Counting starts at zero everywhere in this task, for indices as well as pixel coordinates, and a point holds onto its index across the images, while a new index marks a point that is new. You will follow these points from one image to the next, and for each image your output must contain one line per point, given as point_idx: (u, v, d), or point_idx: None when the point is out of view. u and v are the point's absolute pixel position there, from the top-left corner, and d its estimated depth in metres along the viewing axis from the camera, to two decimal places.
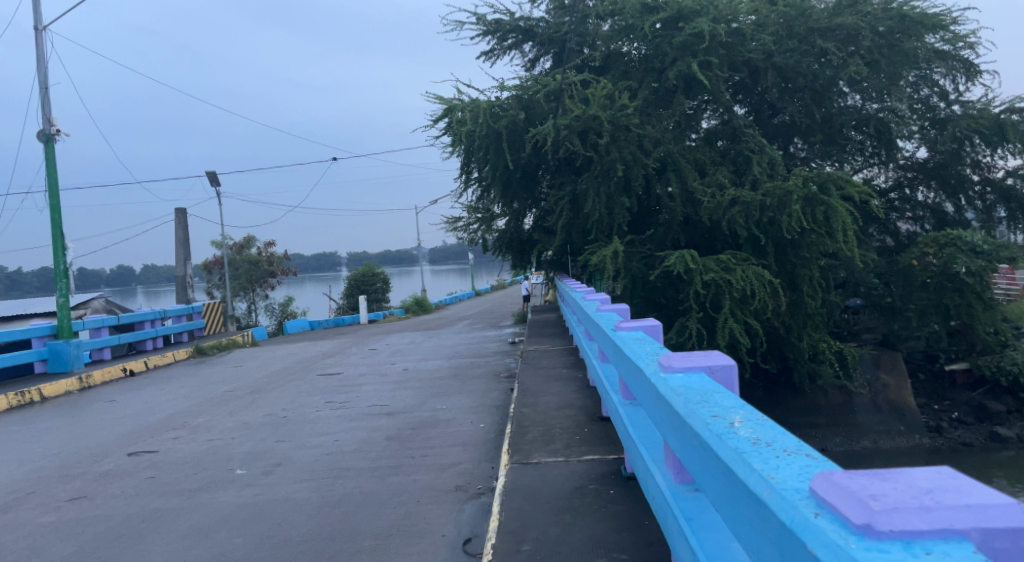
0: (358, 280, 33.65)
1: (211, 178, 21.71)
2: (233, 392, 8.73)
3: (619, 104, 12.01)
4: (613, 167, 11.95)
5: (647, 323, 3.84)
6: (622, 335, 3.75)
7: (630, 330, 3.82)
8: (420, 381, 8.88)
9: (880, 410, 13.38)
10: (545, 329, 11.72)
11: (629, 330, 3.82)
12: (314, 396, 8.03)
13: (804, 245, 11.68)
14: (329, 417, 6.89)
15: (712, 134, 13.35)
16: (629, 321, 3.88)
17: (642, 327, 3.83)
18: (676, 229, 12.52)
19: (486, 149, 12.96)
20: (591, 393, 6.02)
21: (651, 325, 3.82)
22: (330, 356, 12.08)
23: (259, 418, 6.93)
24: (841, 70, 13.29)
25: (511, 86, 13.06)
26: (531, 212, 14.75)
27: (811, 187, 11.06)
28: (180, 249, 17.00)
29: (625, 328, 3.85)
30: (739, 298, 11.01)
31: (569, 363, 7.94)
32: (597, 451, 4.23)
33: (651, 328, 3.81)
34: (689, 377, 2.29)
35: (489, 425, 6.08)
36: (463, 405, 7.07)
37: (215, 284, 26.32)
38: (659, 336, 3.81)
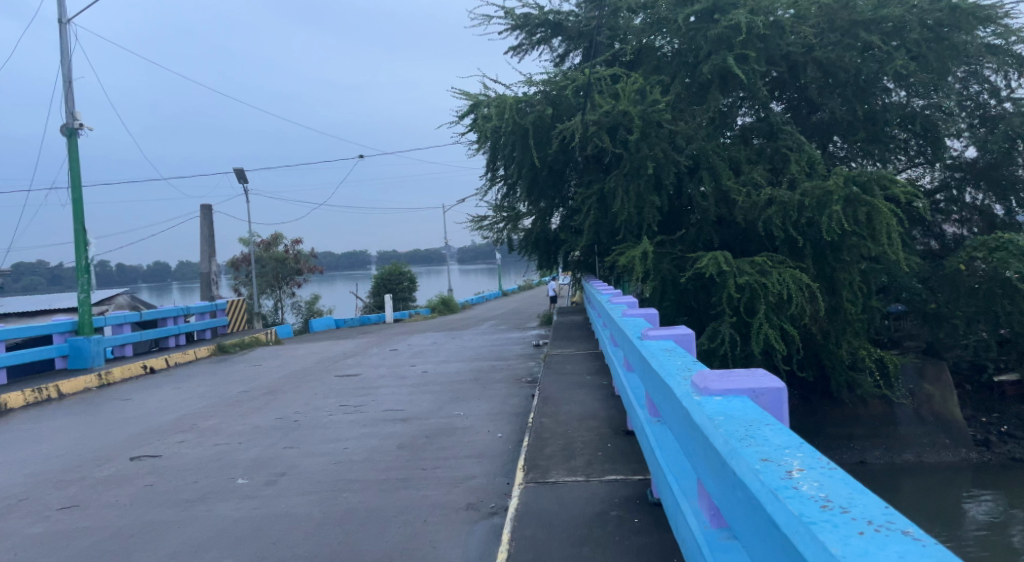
0: (385, 279, 33.58)
1: (239, 175, 21.76)
2: (248, 393, 8.52)
3: (651, 99, 11.61)
4: (644, 164, 11.52)
5: (677, 332, 3.46)
6: (650, 344, 3.37)
7: (658, 339, 3.45)
8: (438, 384, 8.56)
9: (924, 422, 12.74)
10: (570, 331, 11.34)
11: (657, 339, 3.44)
12: (329, 399, 7.76)
13: (844, 248, 11.12)
14: (341, 422, 6.60)
15: (748, 131, 12.77)
16: (657, 329, 3.50)
17: (671, 336, 3.45)
18: (709, 230, 12.00)
19: (512, 146, 12.78)
20: (616, 403, 5.64)
21: (682, 335, 3.44)
22: (350, 357, 11.84)
23: (270, 421, 6.69)
24: (887, 63, 12.64)
25: (538, 81, 12.72)
26: (558, 211, 14.38)
27: (853, 187, 10.63)
28: (205, 246, 17.00)
29: (653, 336, 3.47)
30: (775, 303, 10.51)
31: (595, 368, 7.55)
32: (621, 471, 3.85)
33: (681, 338, 3.44)
34: (730, 403, 1.91)
35: (507, 435, 5.74)
36: (482, 412, 6.74)
37: (242, 281, 26.44)
38: (691, 346, 3.42)
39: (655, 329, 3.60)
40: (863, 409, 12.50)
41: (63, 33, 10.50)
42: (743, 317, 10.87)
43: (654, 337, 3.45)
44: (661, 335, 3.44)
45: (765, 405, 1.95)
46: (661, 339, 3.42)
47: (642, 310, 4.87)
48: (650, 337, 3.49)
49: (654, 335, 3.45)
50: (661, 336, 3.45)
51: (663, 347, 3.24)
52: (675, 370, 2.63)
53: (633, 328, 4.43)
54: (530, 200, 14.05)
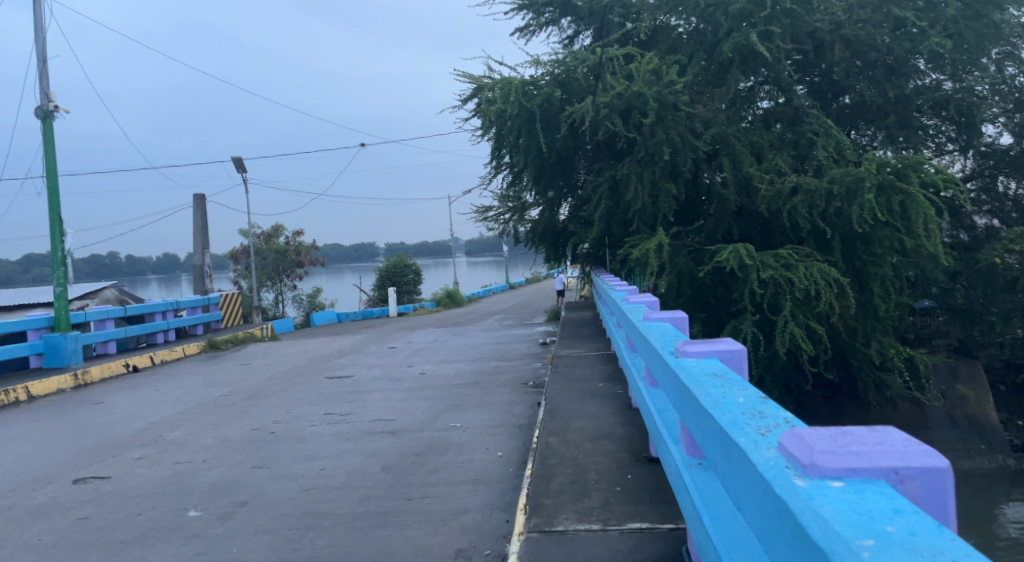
0: (390, 272, 32.83)
1: (238, 163, 21.11)
2: (228, 397, 7.83)
3: (667, 79, 10.78)
4: (660, 149, 10.72)
5: (722, 349, 2.68)
6: (689, 364, 2.61)
7: (699, 358, 2.65)
8: (434, 389, 7.82)
9: (957, 426, 11.88)
10: (579, 329, 10.57)
11: (697, 358, 2.64)
12: (313, 406, 7.05)
13: (876, 239, 10.31)
14: (323, 435, 5.88)
15: (771, 115, 11.85)
16: (694, 344, 2.71)
17: (716, 353, 2.66)
18: (728, 221, 11.16)
19: (518, 130, 12.00)
20: (634, 420, 4.89)
21: (733, 352, 2.67)
22: (345, 355, 11.12)
23: (244, 433, 5.99)
24: (921, 42, 11.68)
25: (545, 62, 11.92)
26: (566, 201, 13.58)
27: (886, 174, 9.82)
28: (198, 237, 16.33)
29: (692, 350, 2.68)
30: (801, 299, 9.73)
31: (609, 374, 6.79)
32: (646, 518, 3.10)
33: (728, 356, 2.66)
34: (862, 495, 1.11)
35: (509, 454, 4.99)
36: (481, 424, 6.01)
37: (242, 274, 25.80)
38: (744, 367, 2.66)
39: (690, 343, 2.81)
40: (892, 412, 11.68)
41: (36, 7, 9.80)
42: (766, 314, 10.11)
43: (693, 354, 2.66)
44: (701, 351, 2.66)
45: (914, 495, 1.15)
46: (704, 358, 2.63)
47: (666, 314, 4.13)
48: (686, 352, 2.70)
49: (692, 350, 2.66)
50: (702, 352, 2.67)
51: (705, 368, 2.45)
52: (735, 407, 1.83)
53: (659, 337, 3.67)
54: (536, 189, 13.25)
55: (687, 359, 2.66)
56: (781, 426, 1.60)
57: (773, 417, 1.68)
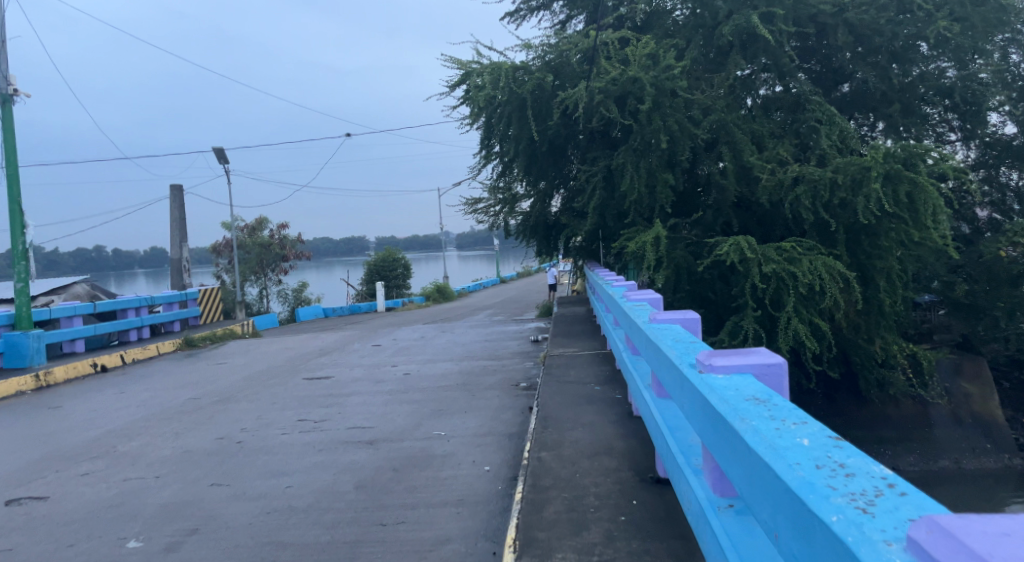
0: (378, 266, 32.21)
1: (219, 154, 20.47)
2: (196, 401, 7.30)
3: (665, 64, 10.30)
4: (657, 137, 10.21)
5: (756, 363, 2.21)
6: (714, 380, 2.16)
7: (729, 373, 2.17)
8: (418, 391, 7.32)
9: (962, 424, 11.48)
10: (572, 326, 10.08)
11: (725, 374, 2.17)
12: (287, 412, 6.54)
13: (882, 232, 9.87)
14: (294, 445, 5.37)
15: (771, 102, 11.35)
16: (722, 356, 2.24)
17: (749, 367, 2.19)
18: (728, 212, 10.69)
19: (507, 117, 11.47)
20: (635, 431, 4.41)
21: (770, 366, 2.20)
22: (326, 354, 10.59)
23: (208, 443, 5.48)
24: (927, 27, 11.22)
25: (536, 46, 11.41)
26: (559, 193, 13.07)
27: (893, 163, 9.34)
28: (175, 230, 15.73)
29: (720, 363, 2.21)
30: (804, 293, 9.31)
31: (606, 376, 6.30)
32: (657, 558, 2.61)
33: (763, 371, 2.20)
34: None
35: (497, 469, 4.51)
36: (468, 432, 5.52)
37: (225, 269, 25.15)
38: (781, 382, 2.22)
39: (713, 354, 2.34)
40: (895, 410, 11.28)
41: None
42: (768, 310, 9.68)
43: (721, 368, 2.19)
44: (730, 364, 2.19)
45: None
46: (735, 373, 2.15)
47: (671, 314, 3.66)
48: (712, 366, 2.22)
49: (720, 364, 2.19)
50: (732, 366, 2.20)
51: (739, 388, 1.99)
52: (801, 454, 1.37)
53: (667, 340, 3.20)
54: (528, 180, 12.72)
55: (714, 375, 2.18)
56: (884, 496, 1.16)
57: (865, 482, 1.22)
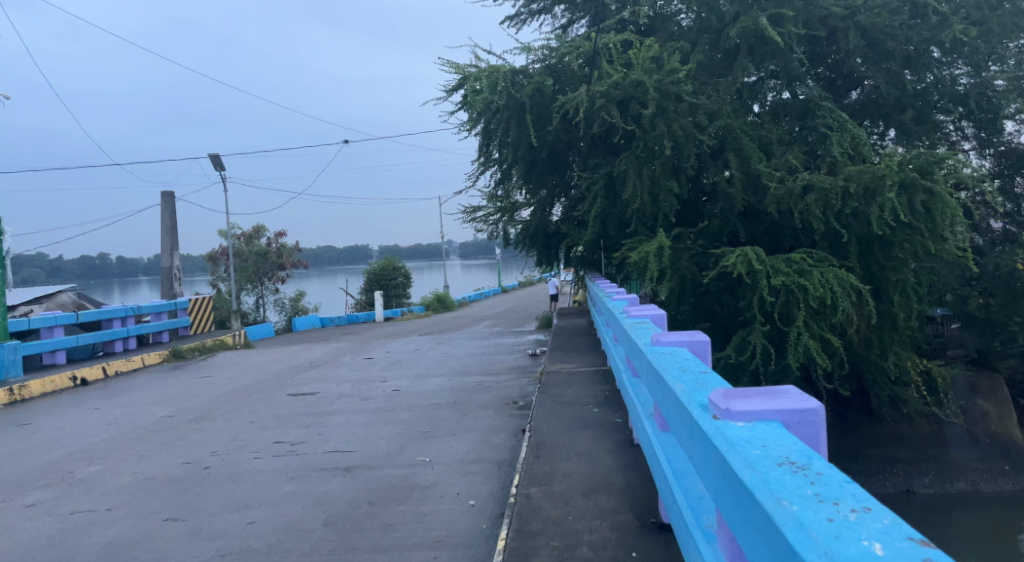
0: (377, 275, 31.78)
1: (215, 161, 20.17)
2: (170, 419, 6.88)
3: (669, 68, 9.94)
4: (660, 143, 9.81)
5: (784, 408, 1.81)
6: (730, 429, 1.73)
7: (749, 420, 1.77)
8: (405, 410, 6.87)
9: (978, 444, 10.99)
10: (572, 340, 9.65)
11: (746, 420, 1.77)
12: (263, 432, 6.10)
13: (897, 243, 9.43)
14: (264, 471, 4.93)
15: (779, 108, 10.97)
16: (742, 400, 1.84)
17: (775, 414, 1.79)
18: (734, 221, 10.28)
19: (506, 123, 11.09)
20: (636, 462, 3.97)
21: (803, 412, 1.79)
22: (314, 367, 10.15)
23: (173, 469, 5.06)
24: (942, 31, 10.82)
25: (536, 50, 11.05)
26: (559, 201, 12.65)
27: (908, 170, 8.96)
28: (167, 237, 15.34)
29: (739, 407, 1.81)
30: (814, 307, 8.89)
31: (606, 397, 5.84)
32: None
33: (792, 419, 1.79)
34: None
35: (483, 504, 4.07)
36: (455, 457, 5.09)
37: (221, 277, 24.79)
38: (816, 432, 1.80)
39: (729, 393, 1.94)
40: (909, 429, 10.81)
41: None
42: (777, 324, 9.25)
43: (741, 414, 1.79)
44: (752, 410, 1.79)
45: None
46: (757, 421, 1.75)
47: (676, 336, 3.19)
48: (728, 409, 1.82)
49: (739, 409, 1.79)
50: (754, 410, 1.80)
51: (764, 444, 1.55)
52: None
53: (669, 367, 2.75)
54: (527, 188, 12.31)
55: (731, 421, 1.79)
56: None
57: None
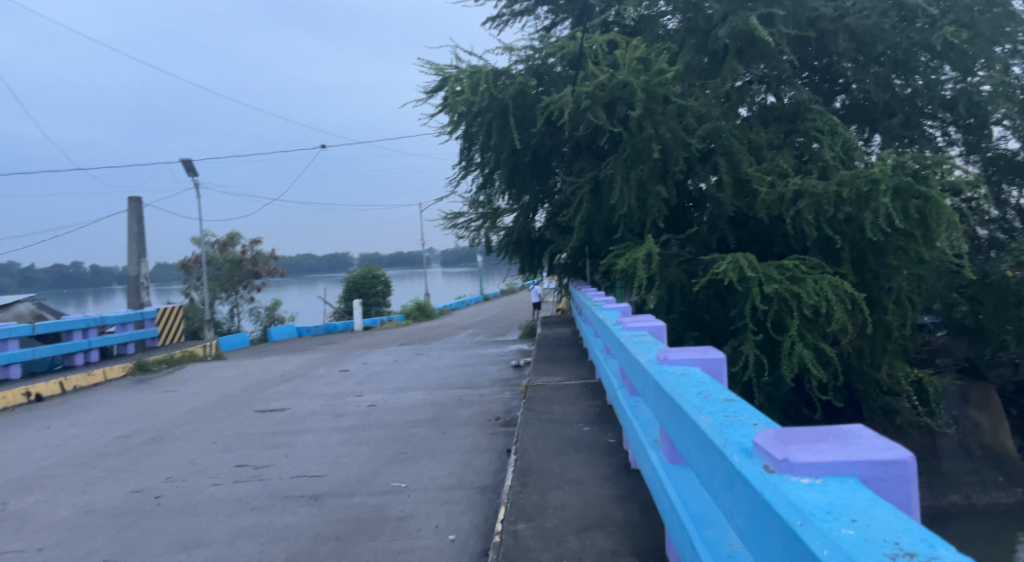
0: (357, 283, 31.21)
1: (187, 167, 19.56)
2: (125, 440, 6.36)
3: (657, 68, 9.63)
4: (648, 146, 9.49)
5: (864, 459, 1.31)
6: (794, 499, 1.20)
7: (816, 475, 1.29)
8: (381, 428, 6.40)
9: (972, 456, 10.72)
10: (557, 351, 9.25)
11: (811, 477, 1.28)
12: (224, 455, 5.60)
13: (890, 250, 9.15)
14: (220, 501, 4.45)
15: (769, 112, 10.71)
16: (806, 446, 1.35)
17: (853, 468, 1.30)
18: (724, 228, 9.95)
19: (488, 125, 10.71)
20: (635, 492, 3.56)
21: (888, 465, 1.30)
22: (287, 380, 9.64)
23: (119, 499, 4.57)
24: (932, 34, 10.63)
25: (519, 50, 10.69)
26: (543, 207, 12.27)
27: (903, 175, 8.73)
28: (134, 244, 14.73)
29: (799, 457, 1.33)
30: (808, 316, 8.58)
31: (597, 414, 5.42)
32: None
33: (874, 474, 1.30)
34: None
35: (464, 540, 3.63)
36: (433, 483, 4.65)
37: (194, 286, 24.08)
38: (903, 493, 1.31)
39: (782, 434, 1.46)
40: (902, 441, 10.53)
41: None
42: (769, 334, 8.92)
43: (802, 466, 1.31)
44: (818, 460, 1.31)
45: None
46: (828, 478, 1.27)
47: (688, 354, 2.73)
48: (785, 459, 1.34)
49: (800, 460, 1.31)
50: (821, 461, 1.31)
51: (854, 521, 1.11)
52: None
53: (683, 388, 2.30)
54: (510, 194, 11.92)
55: (790, 475, 1.31)
56: None
57: None
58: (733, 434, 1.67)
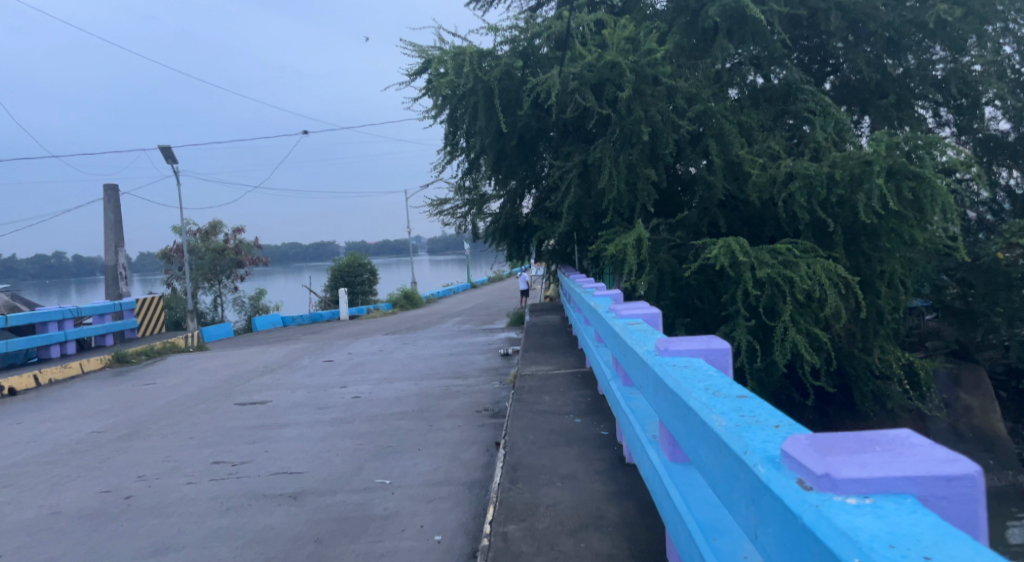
0: (342, 272, 30.88)
1: (166, 153, 19.11)
2: (98, 435, 6.10)
3: (646, 48, 9.40)
4: (637, 128, 9.27)
5: (922, 473, 1.11)
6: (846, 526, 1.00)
7: (866, 493, 1.09)
8: (365, 420, 6.19)
9: (962, 439, 10.70)
10: (546, 338, 9.06)
11: (859, 496, 1.09)
12: (201, 450, 5.36)
13: (883, 233, 9.03)
14: (195, 500, 4.22)
15: (759, 93, 10.54)
16: (849, 458, 1.15)
17: (909, 485, 1.10)
18: (715, 212, 9.78)
19: (473, 108, 10.45)
20: (631, 488, 3.38)
21: (952, 481, 1.10)
22: (269, 372, 9.39)
23: (88, 499, 4.33)
24: (924, 12, 10.46)
25: (504, 30, 10.41)
26: (530, 192, 12.04)
27: (896, 156, 8.58)
28: (110, 233, 14.34)
29: (844, 471, 1.12)
30: (801, 300, 8.45)
31: (589, 405, 5.24)
32: None
33: (934, 491, 1.10)
34: None
35: (451, 540, 3.44)
36: (420, 479, 4.45)
37: (175, 275, 23.66)
38: (971, 511, 1.10)
39: (817, 441, 1.26)
40: (893, 425, 10.48)
41: None
42: (762, 319, 8.79)
43: (849, 484, 1.10)
44: (867, 476, 1.10)
45: None
46: (880, 497, 1.08)
47: (691, 342, 2.54)
48: (826, 473, 1.14)
49: (847, 476, 1.11)
50: (870, 477, 1.11)
51: (923, 557, 0.92)
52: None
53: (685, 378, 2.11)
54: (496, 178, 11.68)
55: (832, 494, 1.11)
56: None
57: None
58: (753, 435, 1.46)
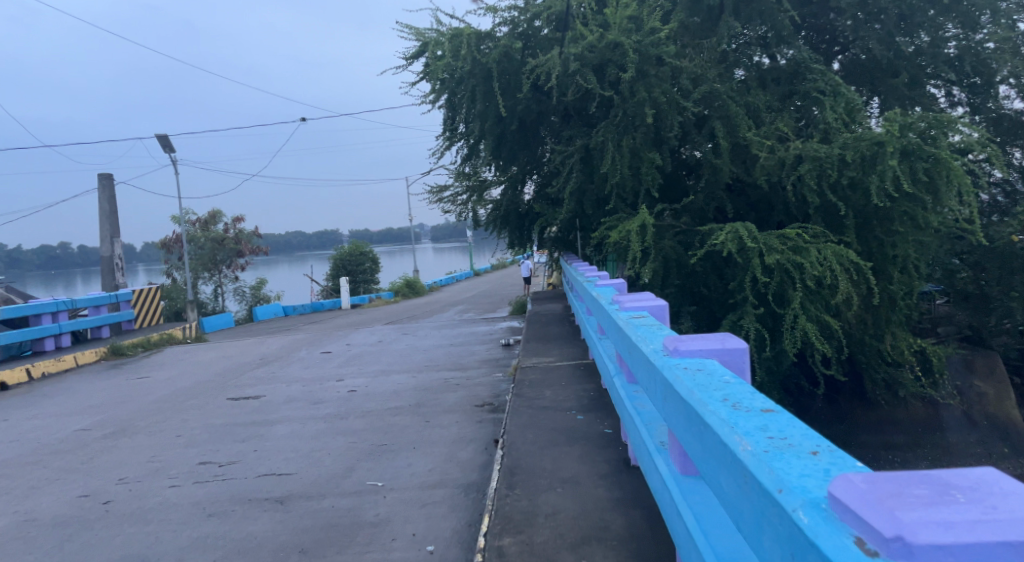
0: (344, 260, 30.66)
1: (163, 142, 18.85)
2: (84, 433, 5.89)
3: (649, 27, 9.08)
4: (641, 110, 8.95)
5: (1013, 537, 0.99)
6: None
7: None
8: (360, 416, 5.96)
9: (976, 427, 10.43)
10: (548, 328, 8.82)
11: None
12: (188, 450, 5.15)
13: (896, 217, 8.73)
14: (176, 505, 4.00)
15: (767, 73, 10.20)
16: (926, 521, 1.03)
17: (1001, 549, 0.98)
18: (721, 196, 9.48)
19: (472, 92, 10.14)
20: (636, 495, 3.15)
21: None
22: (265, 364, 9.17)
23: (66, 505, 4.11)
24: None
25: (503, 11, 10.07)
26: (532, 177, 11.73)
27: (910, 136, 8.27)
28: (105, 223, 14.10)
29: (921, 535, 1.00)
30: (812, 287, 8.18)
31: (592, 400, 5.00)
32: None
33: None
34: None
35: (445, 551, 3.21)
36: (414, 481, 4.22)
37: (175, 265, 23.45)
38: None
39: (878, 492, 1.13)
40: (904, 413, 10.22)
41: None
42: (770, 306, 8.53)
43: (927, 552, 0.98)
44: (950, 542, 0.98)
45: None
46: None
47: (701, 338, 2.34)
48: (898, 537, 1.02)
49: (925, 543, 0.98)
50: (953, 541, 0.99)
51: None
52: None
53: (696, 382, 1.92)
54: (496, 164, 11.37)
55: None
56: None
57: None
58: (785, 466, 1.33)
